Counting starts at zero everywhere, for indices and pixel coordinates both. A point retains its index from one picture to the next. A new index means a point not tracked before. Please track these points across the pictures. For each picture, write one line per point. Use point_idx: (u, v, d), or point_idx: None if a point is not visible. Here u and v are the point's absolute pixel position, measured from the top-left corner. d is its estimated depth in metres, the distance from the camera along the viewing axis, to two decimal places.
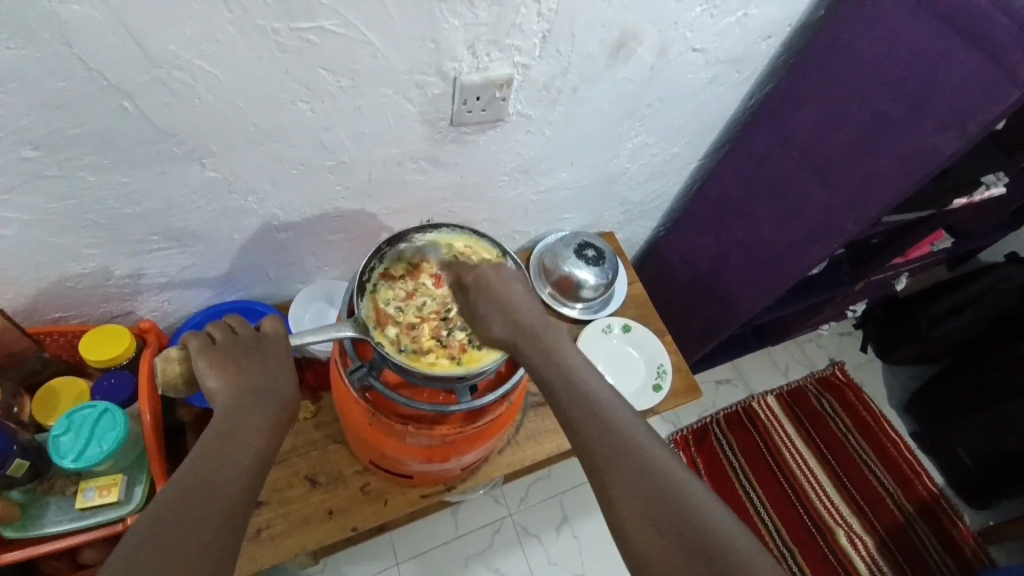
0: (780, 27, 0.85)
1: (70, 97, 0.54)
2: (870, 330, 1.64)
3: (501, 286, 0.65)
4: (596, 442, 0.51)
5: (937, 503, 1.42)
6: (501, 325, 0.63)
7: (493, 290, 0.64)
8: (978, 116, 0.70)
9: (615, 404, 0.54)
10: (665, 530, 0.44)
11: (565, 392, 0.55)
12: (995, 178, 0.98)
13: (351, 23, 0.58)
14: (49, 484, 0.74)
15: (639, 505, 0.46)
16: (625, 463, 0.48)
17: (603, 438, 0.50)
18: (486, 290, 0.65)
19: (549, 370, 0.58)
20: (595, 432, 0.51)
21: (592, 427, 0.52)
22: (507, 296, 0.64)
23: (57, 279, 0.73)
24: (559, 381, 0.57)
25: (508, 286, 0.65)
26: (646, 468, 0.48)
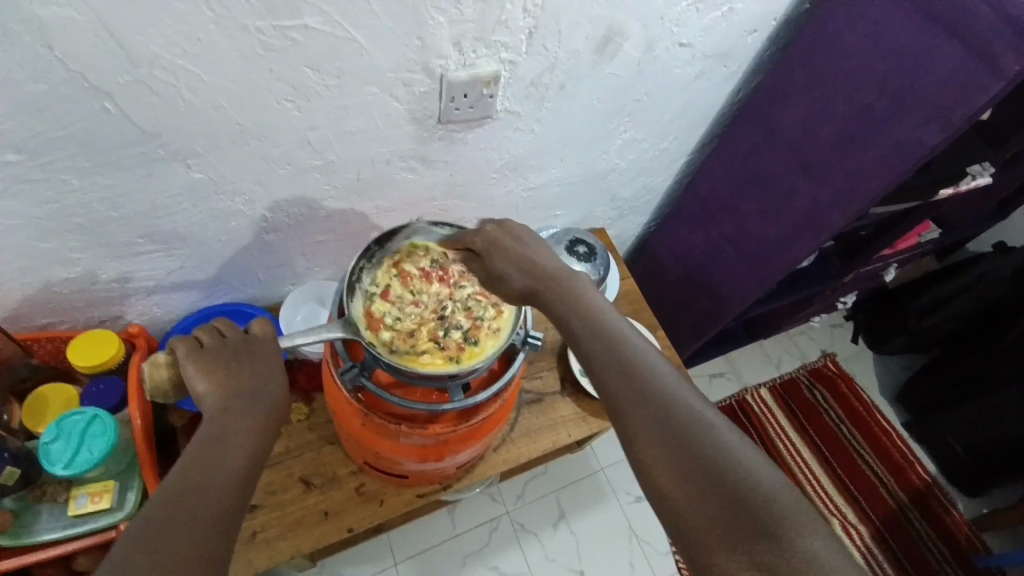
0: (766, 21, 0.86)
1: (52, 99, 0.54)
2: (860, 322, 1.65)
3: (511, 246, 0.62)
4: (640, 420, 0.45)
5: (930, 492, 1.43)
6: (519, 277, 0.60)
7: (505, 248, 0.62)
8: (961, 107, 0.70)
9: (667, 377, 0.47)
10: (722, 515, 0.39)
11: (604, 358, 0.50)
12: (980, 169, 0.98)
13: (336, 20, 0.58)
14: (42, 492, 0.73)
15: (688, 482, 0.41)
16: (678, 440, 0.43)
17: (653, 415, 0.44)
18: (502, 250, 0.62)
19: (588, 335, 0.52)
20: (640, 406, 0.45)
21: (636, 398, 0.46)
22: (528, 252, 0.61)
23: (43, 284, 0.72)
24: (599, 346, 0.51)
25: (520, 244, 0.62)
26: (702, 447, 0.42)
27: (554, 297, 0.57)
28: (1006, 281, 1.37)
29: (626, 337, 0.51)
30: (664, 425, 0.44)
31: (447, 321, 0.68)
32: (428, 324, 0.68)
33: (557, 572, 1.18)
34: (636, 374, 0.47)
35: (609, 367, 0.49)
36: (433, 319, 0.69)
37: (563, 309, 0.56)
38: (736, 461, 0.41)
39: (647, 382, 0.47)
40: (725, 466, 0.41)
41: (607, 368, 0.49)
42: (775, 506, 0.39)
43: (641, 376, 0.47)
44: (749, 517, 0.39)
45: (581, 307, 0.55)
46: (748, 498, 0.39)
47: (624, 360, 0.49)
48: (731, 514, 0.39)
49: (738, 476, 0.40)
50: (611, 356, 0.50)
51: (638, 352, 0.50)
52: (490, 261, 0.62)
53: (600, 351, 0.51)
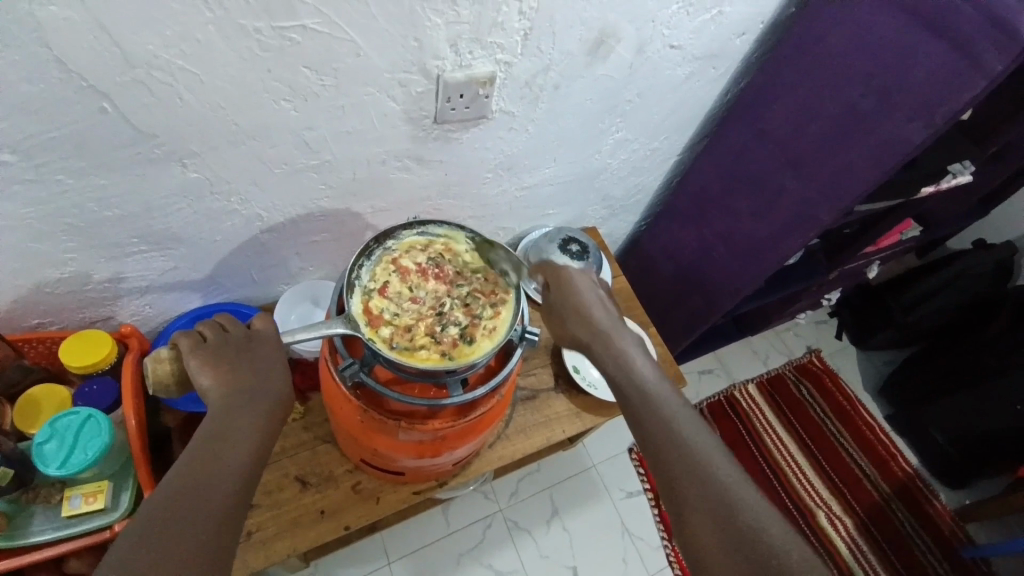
0: (753, 24, 0.87)
1: (49, 99, 0.53)
2: (846, 317, 1.68)
3: (573, 288, 0.77)
4: (684, 482, 0.55)
5: (913, 483, 1.46)
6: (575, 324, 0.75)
7: (572, 292, 0.77)
8: (945, 106, 0.72)
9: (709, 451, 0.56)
10: (746, 565, 0.48)
11: (654, 426, 0.59)
12: (961, 167, 1.01)
13: (333, 21, 0.58)
14: (35, 493, 0.72)
15: (720, 536, 0.50)
16: (714, 502, 0.52)
17: (694, 481, 0.54)
18: (569, 288, 0.78)
19: (640, 403, 0.62)
20: (683, 472, 0.55)
21: (681, 464, 0.55)
22: (585, 298, 0.76)
23: (34, 284, 0.72)
24: (649, 413, 0.61)
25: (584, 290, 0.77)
26: (735, 511, 0.51)
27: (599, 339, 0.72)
28: (989, 276, 1.43)
29: (671, 408, 0.61)
30: (704, 492, 0.53)
31: (443, 320, 0.68)
32: (423, 322, 0.68)
33: (551, 568, 1.19)
34: (683, 446, 0.57)
35: (658, 434, 0.58)
36: (429, 316, 0.68)
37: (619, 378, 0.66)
38: (762, 524, 0.50)
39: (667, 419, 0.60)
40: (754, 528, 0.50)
41: (656, 434, 0.59)
42: (791, 564, 0.47)
43: (688, 447, 0.57)
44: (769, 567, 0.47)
45: (632, 375, 0.66)
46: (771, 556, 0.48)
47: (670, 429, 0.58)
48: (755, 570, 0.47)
49: (763, 537, 0.49)
50: (657, 422, 0.60)
51: (681, 423, 0.59)
52: (559, 298, 0.78)
53: (650, 420, 0.60)
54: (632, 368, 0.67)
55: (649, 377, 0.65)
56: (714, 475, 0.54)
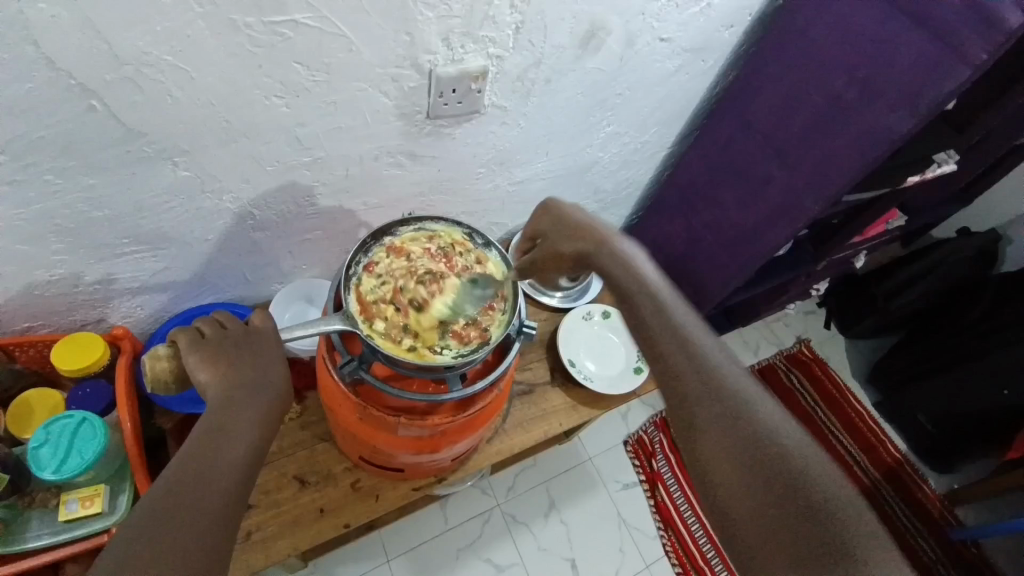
0: (741, 17, 0.88)
1: (37, 98, 0.53)
2: (832, 306, 1.70)
3: (582, 217, 0.72)
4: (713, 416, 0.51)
5: (901, 467, 1.49)
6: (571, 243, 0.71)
7: (578, 220, 0.72)
8: (928, 94, 0.73)
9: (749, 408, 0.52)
10: (776, 501, 0.46)
11: (682, 359, 0.55)
12: (945, 157, 1.04)
13: (324, 15, 0.58)
14: (31, 498, 0.72)
15: (759, 483, 0.47)
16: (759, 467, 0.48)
17: (732, 429, 0.50)
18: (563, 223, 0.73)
19: (676, 353, 0.56)
20: (708, 398, 0.53)
21: (718, 419, 0.51)
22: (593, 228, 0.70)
23: (23, 287, 0.71)
24: (685, 366, 0.55)
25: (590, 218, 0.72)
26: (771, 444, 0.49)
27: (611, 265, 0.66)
28: (969, 261, 1.46)
29: (718, 366, 0.55)
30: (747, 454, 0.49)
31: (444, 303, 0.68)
32: (422, 301, 0.67)
33: (550, 561, 1.20)
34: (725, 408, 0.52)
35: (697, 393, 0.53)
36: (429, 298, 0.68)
37: (650, 323, 0.59)
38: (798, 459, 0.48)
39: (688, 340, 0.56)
40: (798, 487, 0.47)
41: (695, 394, 0.53)
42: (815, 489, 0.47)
43: (728, 393, 0.53)
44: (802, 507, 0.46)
45: (663, 314, 0.59)
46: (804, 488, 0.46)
47: (707, 387, 0.53)
48: (791, 504, 0.46)
49: (805, 482, 0.47)
50: (695, 380, 0.54)
51: (720, 378, 0.54)
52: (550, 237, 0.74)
53: (688, 376, 0.54)
54: (664, 308, 0.60)
55: (686, 325, 0.59)
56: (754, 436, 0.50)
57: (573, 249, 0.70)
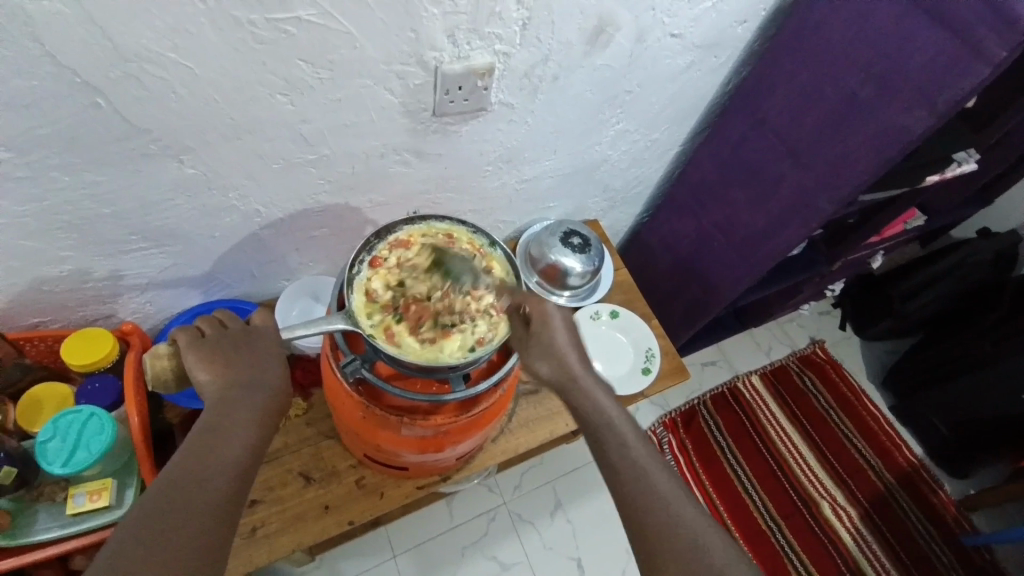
0: (755, 11, 0.86)
1: (42, 95, 0.53)
2: (847, 309, 1.68)
3: (556, 331, 0.67)
4: (657, 532, 0.53)
5: (916, 473, 1.46)
6: (551, 374, 0.65)
7: (551, 338, 0.66)
8: (946, 94, 0.71)
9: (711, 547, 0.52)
10: None
11: (622, 468, 0.57)
12: (965, 156, 0.99)
13: (328, 12, 0.57)
14: (39, 492, 0.73)
15: None
16: None
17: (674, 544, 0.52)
18: (546, 334, 0.66)
19: (638, 491, 0.55)
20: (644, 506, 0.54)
21: (663, 531, 0.53)
22: (557, 343, 0.66)
23: (34, 282, 0.72)
24: (642, 496, 0.55)
25: (561, 333, 0.67)
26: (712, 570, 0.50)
27: (578, 393, 0.64)
28: (988, 264, 1.42)
29: (653, 475, 0.57)
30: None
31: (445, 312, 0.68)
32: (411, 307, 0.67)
33: (555, 560, 1.19)
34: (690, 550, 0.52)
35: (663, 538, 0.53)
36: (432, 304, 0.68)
37: (611, 454, 0.59)
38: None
39: (622, 448, 0.59)
40: None
41: (673, 557, 0.51)
42: None
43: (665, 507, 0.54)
44: None
45: (622, 448, 0.59)
46: None
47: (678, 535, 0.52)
48: None
49: None
50: (659, 521, 0.53)
51: (674, 508, 0.54)
52: (534, 333, 0.67)
53: (653, 517, 0.54)
54: (623, 440, 0.60)
55: (642, 455, 0.59)
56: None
57: (550, 375, 0.65)
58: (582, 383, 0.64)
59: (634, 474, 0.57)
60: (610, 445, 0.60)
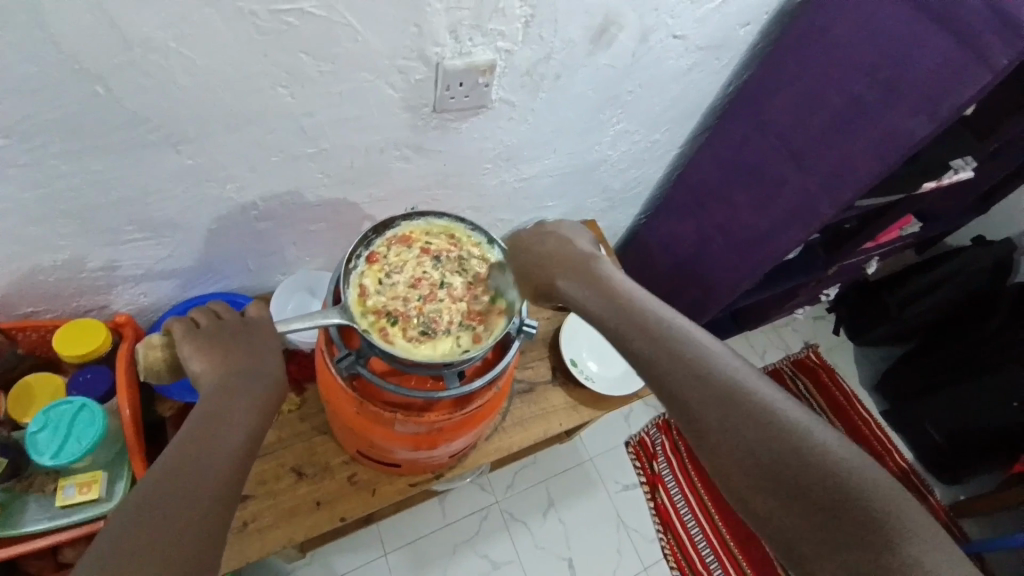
0: (758, 14, 0.86)
1: (41, 81, 0.52)
2: (841, 313, 1.67)
3: (607, 279, 0.66)
4: (713, 421, 0.49)
5: (908, 479, 1.47)
6: (600, 308, 0.62)
7: (605, 283, 0.65)
8: (949, 100, 0.71)
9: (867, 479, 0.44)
10: (809, 515, 0.44)
11: (669, 366, 0.53)
12: (963, 163, 1.01)
13: (331, 5, 0.57)
14: (28, 482, 0.72)
15: (790, 498, 0.44)
16: (818, 501, 0.44)
17: (732, 429, 0.48)
18: (599, 284, 0.65)
19: (690, 388, 0.51)
20: (697, 393, 0.51)
21: (721, 414, 0.49)
22: (602, 288, 0.64)
23: (28, 271, 0.71)
24: (690, 387, 0.51)
25: (612, 280, 0.66)
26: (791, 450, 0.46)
27: (625, 317, 0.59)
28: (986, 272, 1.43)
29: (707, 362, 0.52)
30: (844, 530, 0.42)
31: (421, 302, 0.68)
32: (405, 310, 0.67)
33: (546, 560, 1.19)
34: (852, 501, 0.43)
35: (815, 494, 0.44)
36: (416, 293, 0.68)
37: (653, 355, 0.55)
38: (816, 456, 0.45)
39: (667, 342, 0.55)
40: (829, 482, 0.44)
41: (733, 441, 0.48)
42: (846, 483, 0.44)
43: (721, 388, 0.50)
44: (830, 511, 0.43)
45: (667, 343, 0.55)
46: (837, 492, 0.44)
47: (740, 418, 0.48)
48: (827, 514, 0.43)
49: (835, 477, 0.44)
50: (714, 407, 0.49)
51: (730, 386, 0.50)
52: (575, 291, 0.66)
53: (710, 404, 0.50)
54: (671, 338, 0.56)
55: (692, 348, 0.54)
56: (880, 519, 0.42)
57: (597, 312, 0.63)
58: (626, 305, 0.61)
59: (683, 364, 0.53)
60: (654, 344, 0.56)
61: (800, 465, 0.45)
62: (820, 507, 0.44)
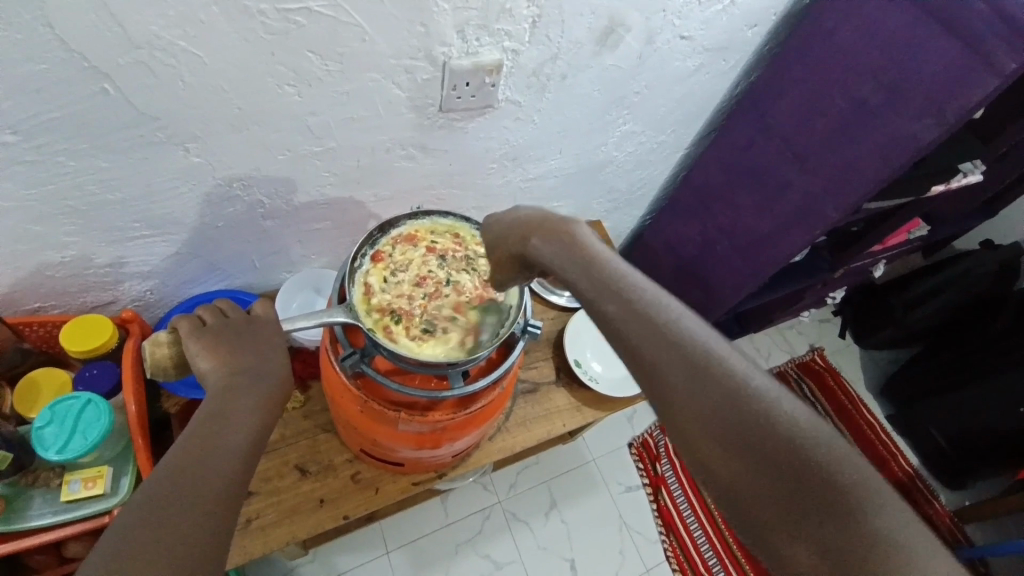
0: (765, 16, 0.86)
1: (49, 79, 0.53)
2: (847, 314, 1.66)
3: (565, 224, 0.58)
4: (675, 380, 0.44)
5: (913, 484, 1.47)
6: (556, 253, 0.55)
7: (561, 229, 0.57)
8: (956, 104, 0.71)
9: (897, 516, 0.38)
10: (774, 485, 0.39)
11: (627, 319, 0.48)
12: (972, 166, 0.99)
13: (338, 4, 0.57)
14: (34, 477, 0.72)
15: (753, 466, 0.40)
16: (783, 469, 0.39)
17: (696, 392, 0.43)
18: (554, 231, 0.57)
19: (651, 344, 0.46)
20: (658, 349, 0.45)
21: (682, 375, 0.44)
22: (560, 232, 0.57)
23: (35, 267, 0.71)
24: (652, 342, 0.46)
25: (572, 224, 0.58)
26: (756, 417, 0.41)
27: (584, 264, 0.53)
28: (991, 276, 1.43)
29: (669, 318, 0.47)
30: (810, 505, 0.38)
31: (424, 301, 0.68)
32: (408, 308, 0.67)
33: (549, 560, 1.19)
34: (876, 546, 0.37)
35: (794, 468, 0.39)
36: (420, 292, 0.69)
37: (612, 309, 0.49)
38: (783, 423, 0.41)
39: (627, 295, 0.49)
40: (795, 452, 0.40)
41: (694, 405, 0.43)
42: (813, 452, 0.40)
43: (684, 347, 0.45)
44: (796, 479, 0.39)
45: (627, 297, 0.49)
46: (804, 464, 0.39)
47: (703, 377, 0.43)
48: (793, 484, 0.39)
49: (804, 446, 0.40)
50: (675, 365, 0.44)
51: (693, 344, 0.45)
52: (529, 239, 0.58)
53: (672, 361, 0.45)
54: (634, 293, 0.49)
55: (653, 301, 0.48)
56: (908, 574, 0.36)
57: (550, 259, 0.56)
58: (588, 255, 0.54)
59: (644, 320, 0.47)
60: (614, 295, 0.50)
61: (764, 432, 0.41)
62: (785, 477, 0.39)
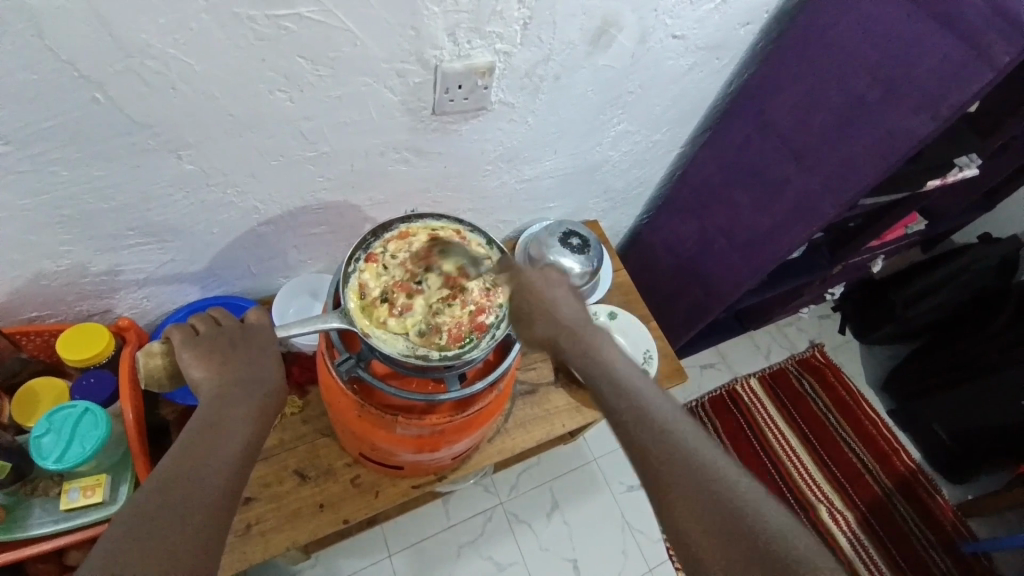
0: (759, 13, 0.86)
1: (41, 88, 0.53)
2: (847, 311, 1.66)
3: (555, 292, 0.71)
4: (658, 464, 0.53)
5: (916, 479, 1.46)
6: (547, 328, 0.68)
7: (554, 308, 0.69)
8: (951, 98, 0.71)
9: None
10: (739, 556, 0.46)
11: (624, 413, 0.58)
12: (967, 161, 1.01)
13: (329, 9, 0.57)
14: (33, 486, 0.73)
15: (727, 543, 0.47)
16: (751, 547, 0.46)
17: (677, 474, 0.51)
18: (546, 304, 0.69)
19: (641, 432, 0.55)
20: (648, 438, 0.55)
21: (666, 459, 0.53)
22: (558, 316, 0.69)
23: (32, 276, 0.71)
24: (643, 433, 0.55)
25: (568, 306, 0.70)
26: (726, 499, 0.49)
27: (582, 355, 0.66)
28: (991, 272, 1.43)
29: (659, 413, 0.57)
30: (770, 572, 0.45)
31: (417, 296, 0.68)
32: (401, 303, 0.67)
33: (551, 561, 1.19)
34: None
35: (758, 543, 0.46)
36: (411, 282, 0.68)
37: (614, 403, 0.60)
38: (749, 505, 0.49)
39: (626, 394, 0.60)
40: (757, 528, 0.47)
41: (675, 484, 0.51)
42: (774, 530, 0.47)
43: (667, 435, 0.54)
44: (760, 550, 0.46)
45: (623, 393, 0.60)
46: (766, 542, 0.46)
47: (682, 460, 0.52)
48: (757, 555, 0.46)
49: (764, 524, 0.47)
50: (660, 451, 0.53)
51: (674, 434, 0.54)
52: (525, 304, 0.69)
53: (659, 449, 0.53)
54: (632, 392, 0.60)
55: (646, 399, 0.59)
56: None
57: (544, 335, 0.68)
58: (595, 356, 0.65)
59: (638, 415, 0.57)
60: (615, 394, 0.60)
61: (732, 510, 0.48)
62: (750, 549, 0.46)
